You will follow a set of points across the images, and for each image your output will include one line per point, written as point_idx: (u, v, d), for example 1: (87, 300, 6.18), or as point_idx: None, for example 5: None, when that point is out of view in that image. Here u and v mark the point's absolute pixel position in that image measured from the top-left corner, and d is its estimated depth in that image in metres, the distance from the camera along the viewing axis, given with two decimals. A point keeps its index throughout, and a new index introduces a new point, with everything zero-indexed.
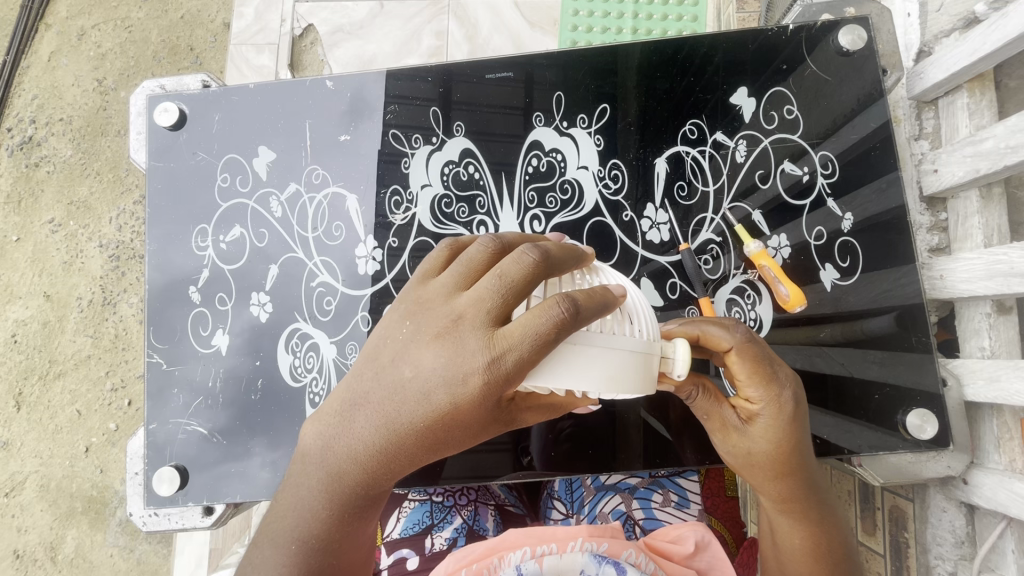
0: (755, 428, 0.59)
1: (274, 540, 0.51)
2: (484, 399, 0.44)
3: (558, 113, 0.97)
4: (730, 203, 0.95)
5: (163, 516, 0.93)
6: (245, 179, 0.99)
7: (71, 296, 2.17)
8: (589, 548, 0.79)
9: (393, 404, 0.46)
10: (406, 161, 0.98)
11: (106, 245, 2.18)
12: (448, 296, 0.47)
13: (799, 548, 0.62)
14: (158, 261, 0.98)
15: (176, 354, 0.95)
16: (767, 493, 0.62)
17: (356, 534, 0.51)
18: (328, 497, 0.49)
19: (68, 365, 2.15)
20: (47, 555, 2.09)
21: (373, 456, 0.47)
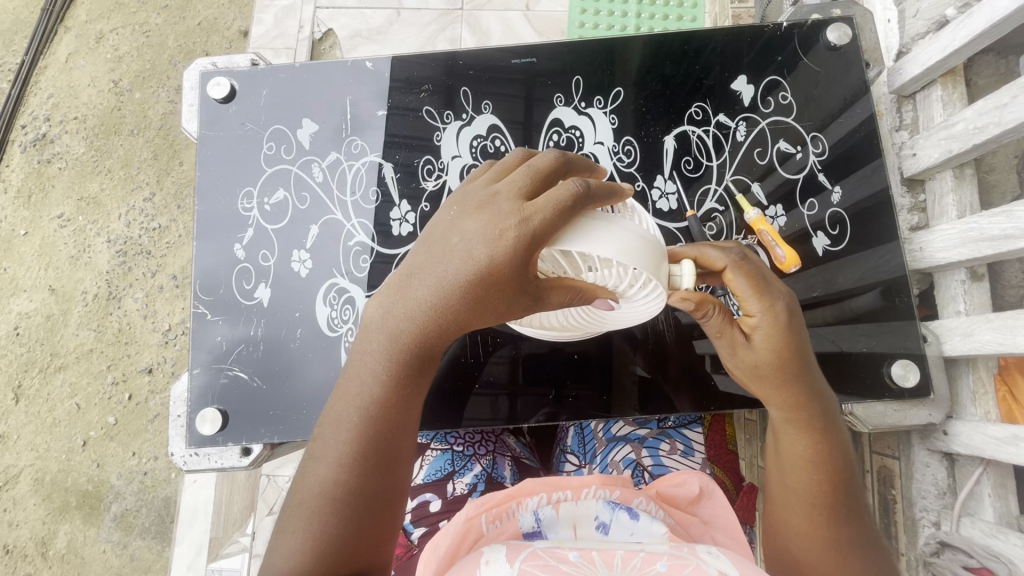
0: (759, 341, 0.68)
1: (342, 407, 0.62)
2: (515, 252, 0.54)
3: (577, 95, 1.08)
4: (732, 177, 1.06)
5: (203, 457, 0.99)
6: (289, 148, 1.08)
7: (76, 290, 2.22)
8: (603, 495, 0.90)
9: (443, 266, 0.58)
10: (439, 134, 1.08)
11: (114, 241, 2.24)
12: (486, 186, 0.60)
13: (801, 457, 0.71)
14: (206, 221, 1.06)
15: (221, 305, 1.03)
16: (777, 404, 0.71)
17: (410, 400, 0.62)
18: (388, 359, 0.61)
19: (69, 359, 2.19)
20: (38, 550, 2.11)
21: (426, 316, 0.59)
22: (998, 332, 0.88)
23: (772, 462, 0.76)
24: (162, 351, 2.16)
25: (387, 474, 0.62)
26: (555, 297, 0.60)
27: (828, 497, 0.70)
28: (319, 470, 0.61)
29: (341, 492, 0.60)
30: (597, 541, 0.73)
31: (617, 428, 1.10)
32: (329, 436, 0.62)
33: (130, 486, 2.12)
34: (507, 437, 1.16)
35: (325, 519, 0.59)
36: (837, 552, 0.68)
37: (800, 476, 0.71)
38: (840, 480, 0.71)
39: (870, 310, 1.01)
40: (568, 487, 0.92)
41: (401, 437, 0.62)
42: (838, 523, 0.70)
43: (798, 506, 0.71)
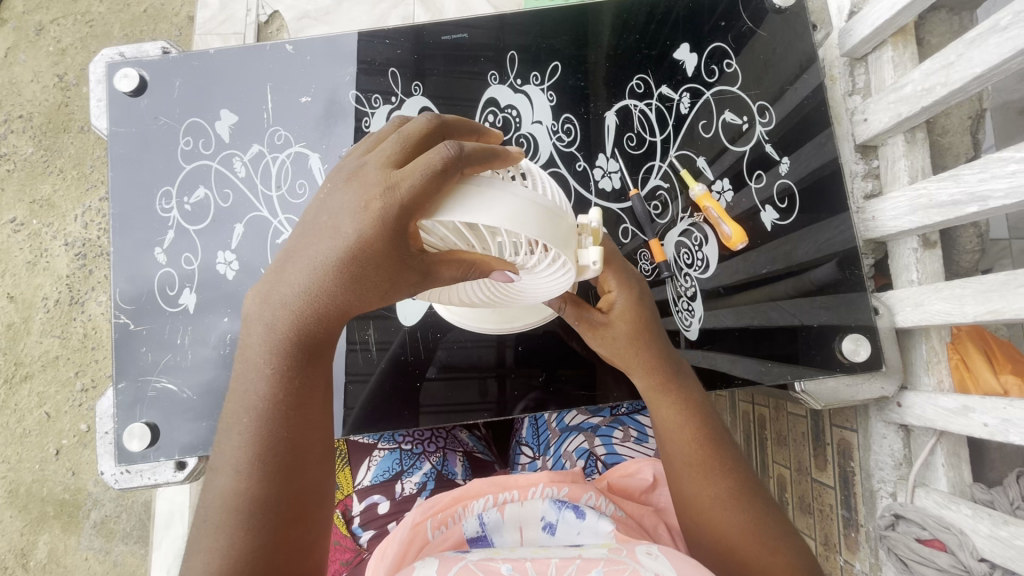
0: (615, 307, 0.73)
1: (235, 410, 0.58)
2: (384, 222, 0.49)
3: (513, 72, 1.02)
4: (676, 152, 1.01)
5: (135, 473, 0.95)
6: (208, 141, 1.01)
7: (37, 297, 2.13)
8: (550, 493, 0.87)
9: (315, 247, 0.53)
10: (368, 120, 1.01)
11: (72, 244, 2.15)
12: (357, 156, 0.54)
13: (675, 420, 0.72)
14: (122, 225, 0.99)
15: (144, 314, 0.97)
16: (634, 371, 0.74)
17: (304, 390, 0.58)
18: (272, 353, 0.56)
19: (35, 367, 2.11)
20: (19, 561, 2.06)
21: (307, 301, 0.54)
22: (946, 302, 0.86)
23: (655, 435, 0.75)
24: None
25: (297, 476, 0.58)
26: (446, 271, 0.56)
27: (705, 452, 0.70)
28: (222, 481, 0.57)
29: (243, 502, 0.56)
30: (534, 549, 0.71)
31: (570, 417, 1.06)
32: (229, 443, 0.58)
33: (108, 492, 2.08)
34: (458, 432, 1.12)
35: (230, 534, 0.55)
36: (729, 506, 0.67)
37: (677, 441, 0.71)
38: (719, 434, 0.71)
39: (823, 283, 0.97)
40: (514, 487, 0.90)
41: (306, 433, 0.58)
42: (717, 476, 0.69)
43: (684, 470, 0.70)
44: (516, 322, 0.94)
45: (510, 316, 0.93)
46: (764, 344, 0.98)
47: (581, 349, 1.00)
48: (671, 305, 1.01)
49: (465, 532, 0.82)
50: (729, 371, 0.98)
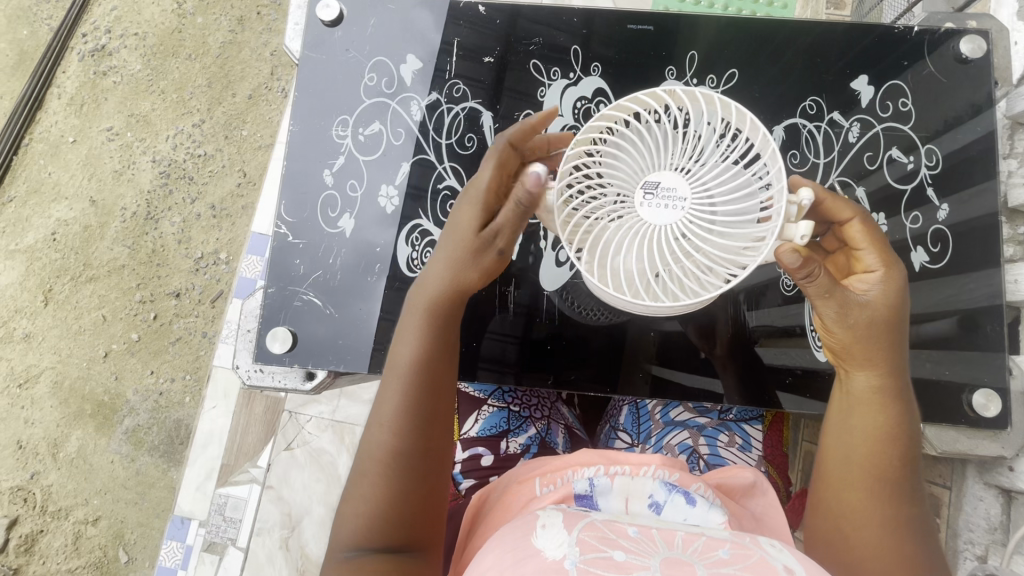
0: (873, 295, 0.72)
1: (386, 381, 0.73)
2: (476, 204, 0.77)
3: (689, 71, 1.04)
4: (837, 177, 1.02)
5: (266, 374, 0.99)
6: (391, 82, 1.06)
7: (116, 206, 2.23)
8: (661, 475, 0.90)
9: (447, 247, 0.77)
10: (543, 91, 1.05)
11: (159, 161, 2.24)
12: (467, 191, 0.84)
13: (878, 434, 0.71)
14: (297, 143, 1.04)
15: (303, 229, 1.02)
16: (867, 368, 0.72)
17: (438, 366, 0.73)
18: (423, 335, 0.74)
19: (101, 271, 2.21)
20: (49, 451, 2.14)
21: (442, 283, 0.76)
22: None
23: (836, 437, 0.75)
24: (192, 278, 2.18)
25: (434, 431, 0.71)
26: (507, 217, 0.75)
27: (894, 478, 0.71)
28: (379, 437, 0.69)
29: (389, 457, 0.68)
30: (653, 520, 0.77)
31: (675, 412, 1.09)
32: (382, 407, 0.71)
33: (144, 403, 2.15)
34: (559, 404, 1.15)
35: (383, 481, 0.67)
36: (900, 539, 0.69)
37: (871, 454, 0.71)
38: (910, 466, 0.72)
39: (936, 337, 0.98)
40: (626, 463, 0.93)
41: (435, 397, 0.72)
42: (898, 506, 0.71)
43: (864, 486, 0.71)
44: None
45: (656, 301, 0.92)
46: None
47: (693, 338, 1.04)
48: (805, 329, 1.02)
49: (576, 489, 0.86)
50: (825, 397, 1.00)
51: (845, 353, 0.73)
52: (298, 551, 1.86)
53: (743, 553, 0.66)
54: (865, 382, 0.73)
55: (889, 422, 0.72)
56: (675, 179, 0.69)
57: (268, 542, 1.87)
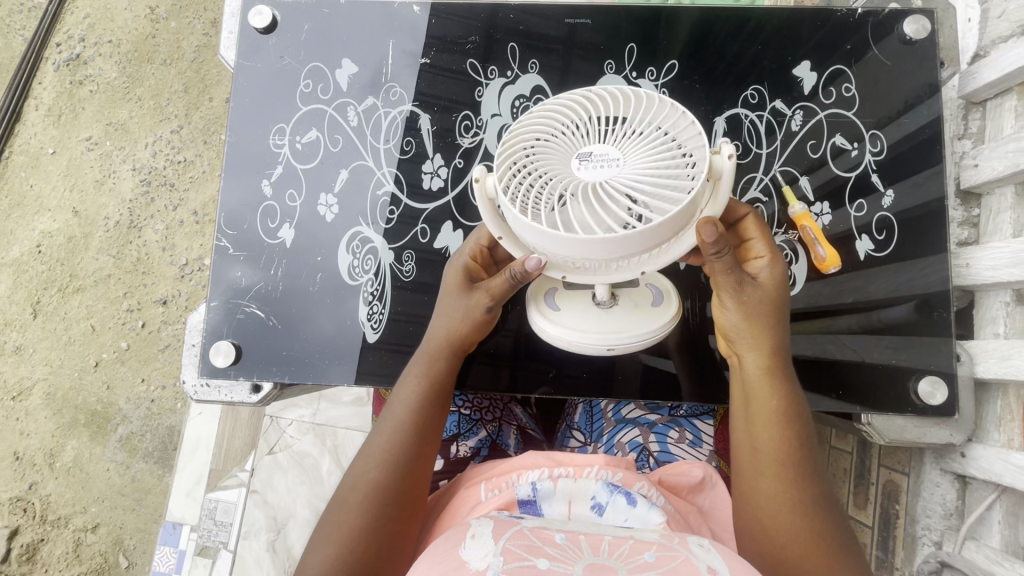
0: (763, 279, 0.79)
1: (378, 429, 0.83)
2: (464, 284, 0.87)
3: (629, 64, 1.03)
4: (780, 167, 1.00)
5: (214, 388, 1.00)
6: (327, 87, 1.04)
7: (99, 216, 2.23)
8: (604, 476, 0.91)
9: (443, 320, 0.88)
10: (481, 90, 1.03)
11: (139, 169, 2.23)
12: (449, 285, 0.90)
13: (774, 417, 0.77)
14: (235, 154, 1.03)
15: (244, 241, 1.01)
16: (756, 353, 0.79)
17: (427, 423, 0.83)
18: (418, 389, 0.84)
19: (88, 282, 2.21)
20: (47, 460, 2.15)
21: (437, 345, 0.87)
22: None
23: (743, 427, 0.80)
24: (178, 284, 2.18)
25: (416, 483, 0.80)
26: (496, 281, 0.82)
27: (794, 457, 0.76)
28: (367, 471, 0.79)
29: (370, 495, 0.77)
30: (585, 525, 0.78)
31: (627, 410, 1.08)
32: (376, 445, 0.81)
33: (137, 410, 2.16)
34: (513, 406, 1.14)
35: (362, 513, 0.76)
36: (804, 517, 0.73)
37: (773, 438, 0.76)
38: (806, 442, 0.78)
39: (898, 321, 0.96)
40: (570, 465, 0.95)
41: (422, 454, 0.82)
42: (801, 485, 0.75)
43: (771, 470, 0.76)
44: (613, 334, 0.84)
45: (615, 327, 0.85)
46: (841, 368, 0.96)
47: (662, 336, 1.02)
48: None
49: (519, 494, 0.88)
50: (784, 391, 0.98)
51: (744, 342, 0.80)
52: (284, 554, 1.85)
53: (667, 557, 0.68)
54: (758, 366, 0.79)
55: (784, 404, 0.78)
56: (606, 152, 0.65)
57: (254, 545, 1.86)
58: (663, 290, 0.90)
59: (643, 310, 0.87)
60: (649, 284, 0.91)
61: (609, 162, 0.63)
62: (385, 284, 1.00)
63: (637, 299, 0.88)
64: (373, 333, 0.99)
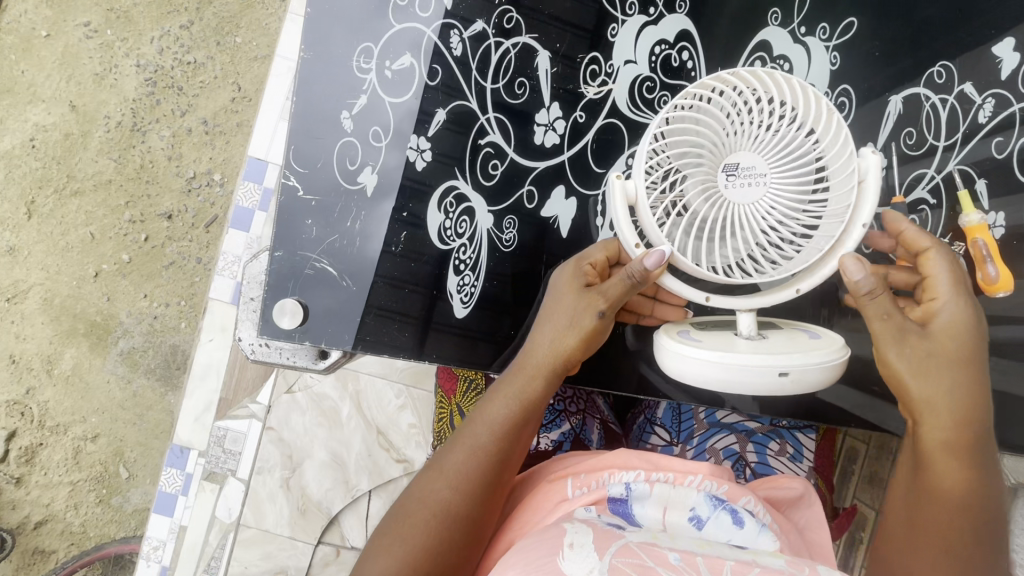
0: (939, 328, 0.69)
1: (462, 440, 0.73)
2: (578, 288, 0.76)
3: (797, 16, 0.84)
4: (956, 167, 0.84)
5: (273, 349, 0.88)
6: (426, 2, 0.85)
7: (98, 113, 1.98)
8: (706, 486, 0.82)
9: (551, 330, 0.75)
10: (615, 28, 0.85)
11: (144, 66, 1.97)
12: (560, 286, 0.78)
13: (953, 492, 0.66)
14: (307, 75, 0.85)
15: (316, 184, 0.86)
16: (938, 419, 0.67)
17: (515, 448, 0.73)
18: (515, 409, 0.72)
19: (87, 185, 1.99)
20: (44, 366, 2.00)
21: (540, 359, 0.74)
22: None
23: (903, 494, 0.71)
24: (185, 199, 2.00)
25: (490, 509, 0.72)
26: (613, 281, 0.73)
27: (964, 538, 0.65)
28: (439, 488, 0.70)
29: (442, 512, 0.68)
30: (696, 543, 0.67)
31: (722, 413, 0.98)
32: (450, 461, 0.71)
33: (139, 326, 2.01)
34: (597, 395, 1.04)
35: (432, 532, 0.67)
36: None
37: (940, 512, 0.66)
38: (988, 526, 0.66)
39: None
40: (668, 469, 0.86)
41: (500, 480, 0.72)
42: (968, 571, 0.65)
43: (930, 547, 0.67)
44: (777, 355, 0.66)
45: (775, 349, 0.68)
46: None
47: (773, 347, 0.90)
48: None
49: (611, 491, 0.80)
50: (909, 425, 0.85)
51: (922, 406, 0.68)
52: (299, 492, 1.76)
53: None
54: (948, 428, 0.67)
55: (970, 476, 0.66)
56: (751, 159, 0.69)
57: (269, 481, 1.75)
58: (819, 332, 0.73)
59: (802, 339, 0.70)
60: (798, 328, 0.74)
61: (752, 180, 0.68)
62: (480, 252, 0.86)
63: (789, 333, 0.72)
64: (462, 308, 0.87)
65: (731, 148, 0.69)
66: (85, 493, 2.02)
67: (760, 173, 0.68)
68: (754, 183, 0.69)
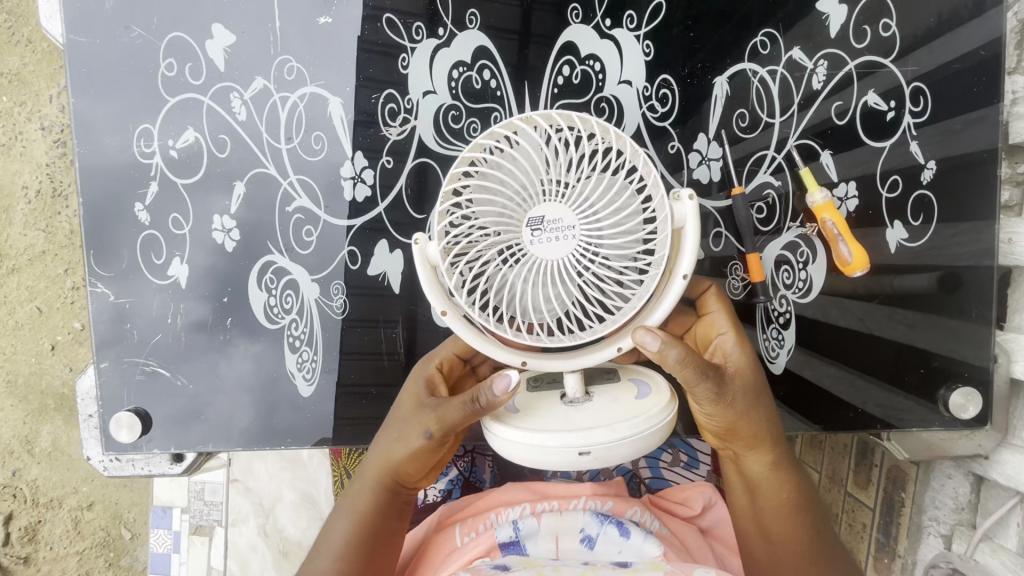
0: (731, 362, 0.66)
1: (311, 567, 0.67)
2: (417, 395, 0.67)
3: (599, 9, 0.77)
4: (797, 141, 0.78)
5: (126, 462, 0.84)
6: (197, 68, 0.77)
7: (13, 185, 1.47)
8: (592, 505, 0.79)
9: (385, 445, 0.66)
10: (406, 57, 0.77)
11: (49, 128, 1.46)
12: (405, 392, 0.69)
13: (784, 505, 0.67)
14: (88, 171, 0.78)
15: (126, 286, 0.80)
16: (758, 448, 0.66)
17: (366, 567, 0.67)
18: (355, 527, 0.67)
19: (20, 261, 1.50)
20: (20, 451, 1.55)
21: (376, 476, 0.67)
22: None
23: (750, 521, 0.69)
24: None
25: None
26: (451, 406, 0.61)
27: (812, 545, 0.66)
28: None
29: None
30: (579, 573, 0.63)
31: None
32: None
33: None
34: None
35: None
36: None
37: (787, 528, 0.66)
38: (820, 524, 0.67)
39: (913, 292, 0.81)
40: (554, 497, 0.82)
41: None
42: (826, 572, 0.65)
43: (789, 563, 0.66)
44: (574, 431, 0.59)
45: (583, 424, 0.60)
46: (834, 359, 0.82)
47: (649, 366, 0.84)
48: (757, 330, 0.81)
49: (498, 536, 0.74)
50: (813, 413, 0.82)
51: (733, 439, 0.66)
52: None
53: None
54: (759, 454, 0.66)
55: (795, 495, 0.67)
56: (556, 207, 0.55)
57: None
58: (649, 382, 0.66)
59: (627, 402, 0.62)
60: (631, 378, 0.67)
61: (561, 235, 0.55)
62: (313, 324, 0.81)
63: (617, 392, 0.64)
64: (308, 386, 0.81)
65: (540, 198, 0.55)
66: (95, 560, 1.60)
67: (567, 225, 0.55)
68: (563, 237, 0.55)
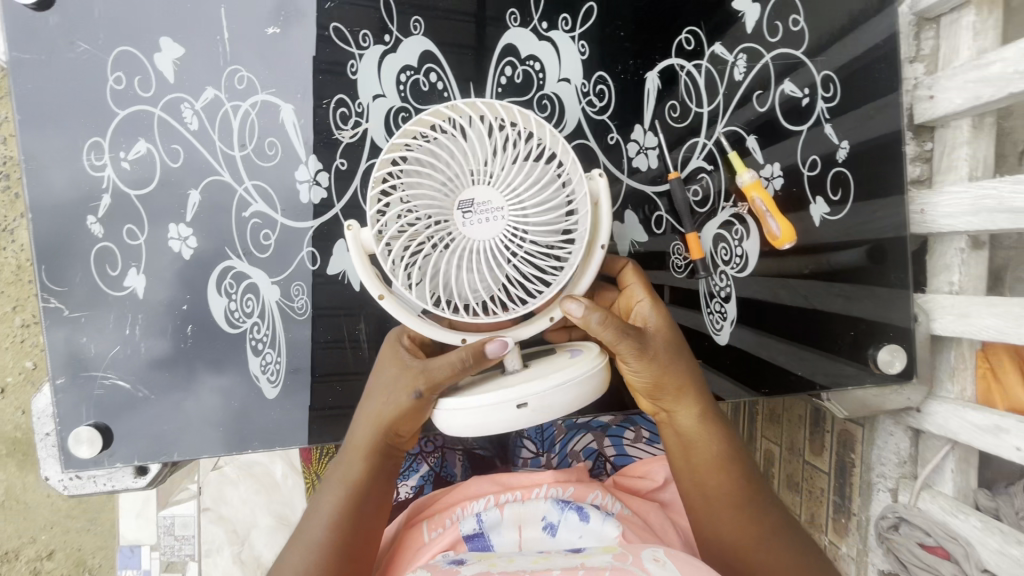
0: (651, 324, 0.71)
1: (300, 544, 0.68)
2: (399, 361, 0.69)
3: (536, 13, 0.82)
4: (725, 128, 0.85)
5: (87, 479, 0.82)
6: (147, 81, 0.79)
7: None
8: (554, 493, 0.81)
9: (372, 407, 0.69)
10: (354, 64, 0.80)
11: None
12: (383, 361, 0.71)
13: (714, 455, 0.71)
14: (34, 187, 0.77)
15: (80, 299, 0.79)
16: (683, 401, 0.71)
17: (358, 529, 0.68)
18: (346, 495, 0.68)
19: None
20: None
21: (364, 440, 0.69)
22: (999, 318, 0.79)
23: (688, 478, 0.73)
24: None
25: None
26: (439, 361, 0.64)
27: (744, 491, 0.70)
28: None
29: None
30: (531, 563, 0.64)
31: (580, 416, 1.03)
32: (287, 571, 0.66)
33: None
34: None
35: None
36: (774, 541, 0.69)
37: (717, 477, 0.71)
38: (750, 472, 0.72)
39: (845, 267, 0.88)
40: (517, 487, 0.83)
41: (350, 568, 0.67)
42: (760, 515, 0.70)
43: (726, 512, 0.70)
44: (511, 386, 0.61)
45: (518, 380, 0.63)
46: (774, 326, 0.87)
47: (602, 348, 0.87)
48: (703, 305, 0.87)
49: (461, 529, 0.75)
50: (757, 381, 0.87)
51: (659, 395, 0.71)
52: None
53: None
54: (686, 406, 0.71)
55: (724, 446, 0.71)
56: (485, 191, 0.60)
57: None
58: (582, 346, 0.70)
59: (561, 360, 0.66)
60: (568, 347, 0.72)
61: (490, 215, 0.59)
62: (275, 326, 0.82)
63: (550, 358, 0.68)
64: (272, 387, 0.82)
65: (468, 182, 0.60)
66: None
67: (496, 207, 0.60)
68: (493, 218, 0.60)
